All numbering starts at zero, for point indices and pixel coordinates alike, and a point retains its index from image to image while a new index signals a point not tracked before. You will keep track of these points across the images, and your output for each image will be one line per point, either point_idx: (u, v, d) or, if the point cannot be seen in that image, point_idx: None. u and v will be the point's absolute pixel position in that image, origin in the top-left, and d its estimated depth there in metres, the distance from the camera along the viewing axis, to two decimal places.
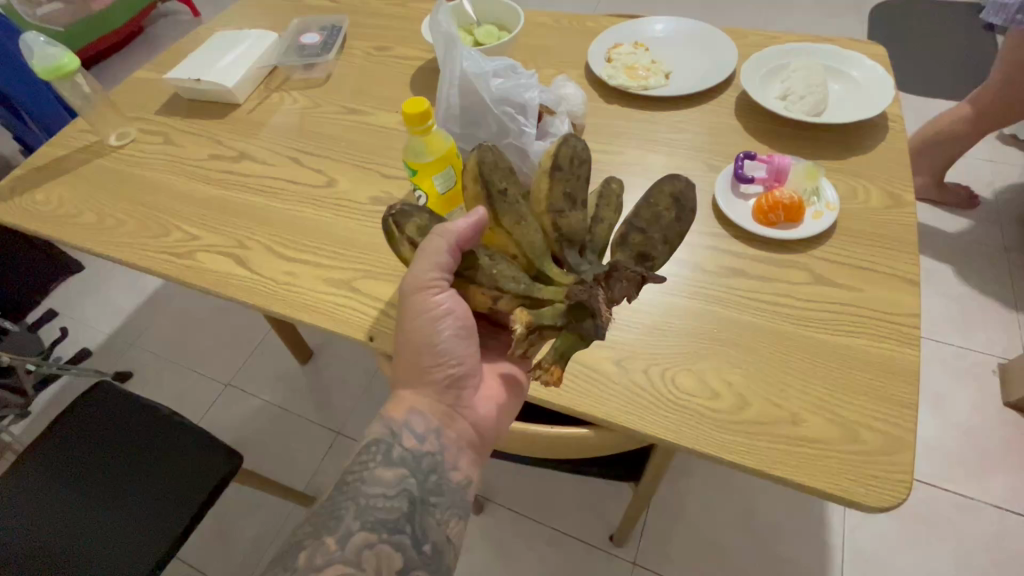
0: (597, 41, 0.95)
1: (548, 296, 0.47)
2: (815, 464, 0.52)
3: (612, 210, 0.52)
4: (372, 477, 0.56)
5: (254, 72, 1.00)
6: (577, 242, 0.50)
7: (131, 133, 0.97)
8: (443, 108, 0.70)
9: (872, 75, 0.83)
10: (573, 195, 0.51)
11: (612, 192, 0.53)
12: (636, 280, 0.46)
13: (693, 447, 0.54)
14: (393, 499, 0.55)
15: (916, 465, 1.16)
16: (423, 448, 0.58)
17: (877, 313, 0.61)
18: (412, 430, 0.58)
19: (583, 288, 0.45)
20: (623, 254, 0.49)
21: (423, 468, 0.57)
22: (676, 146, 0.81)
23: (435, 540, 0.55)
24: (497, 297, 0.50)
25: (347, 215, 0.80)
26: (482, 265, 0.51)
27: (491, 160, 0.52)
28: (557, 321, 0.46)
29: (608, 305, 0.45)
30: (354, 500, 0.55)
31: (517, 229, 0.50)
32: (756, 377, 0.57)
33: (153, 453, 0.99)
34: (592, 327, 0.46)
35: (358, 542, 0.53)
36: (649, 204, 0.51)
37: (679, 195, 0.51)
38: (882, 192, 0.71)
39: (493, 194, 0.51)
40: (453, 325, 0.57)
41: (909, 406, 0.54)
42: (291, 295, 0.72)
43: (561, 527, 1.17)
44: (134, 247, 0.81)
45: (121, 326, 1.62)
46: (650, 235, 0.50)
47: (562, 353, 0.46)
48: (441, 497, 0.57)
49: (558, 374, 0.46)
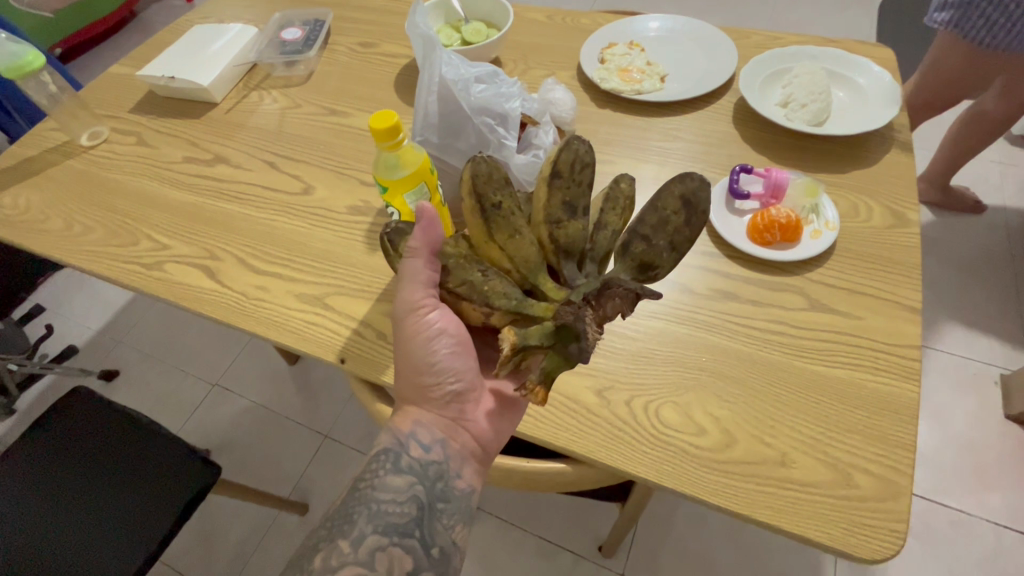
0: (589, 41, 0.91)
1: (537, 312, 0.44)
2: (804, 510, 0.48)
3: (618, 214, 0.48)
4: (383, 481, 0.52)
5: (232, 70, 0.96)
6: (576, 254, 0.47)
7: (103, 132, 0.93)
8: (420, 118, 0.64)
9: (879, 82, 0.78)
10: (573, 203, 0.48)
11: (619, 194, 0.49)
12: (629, 297, 0.42)
13: (676, 487, 0.51)
14: (403, 503, 0.52)
15: (916, 479, 1.12)
16: (431, 457, 0.54)
17: (875, 343, 0.57)
18: (417, 440, 0.54)
19: (569, 309, 0.41)
20: (623, 266, 0.46)
21: (431, 474, 0.53)
22: (670, 155, 0.77)
23: (443, 543, 0.52)
24: (489, 313, 0.45)
25: (323, 225, 0.76)
26: (473, 282, 0.45)
27: (485, 174, 0.47)
28: (544, 342, 0.42)
29: (597, 327, 0.41)
30: (365, 503, 0.51)
31: (512, 243, 0.46)
32: (745, 413, 0.54)
33: (133, 461, 0.95)
34: (577, 350, 0.41)
35: (370, 545, 0.49)
36: (656, 208, 0.47)
37: (690, 198, 0.47)
38: (885, 210, 0.67)
39: (487, 209, 0.46)
40: (447, 340, 0.54)
41: (907, 449, 0.51)
42: (261, 311, 0.69)
43: (549, 537, 1.15)
44: (102, 256, 0.78)
45: (107, 323, 1.59)
46: (655, 242, 0.46)
47: (545, 375, 0.42)
48: (448, 502, 0.53)
49: (542, 396, 0.42)
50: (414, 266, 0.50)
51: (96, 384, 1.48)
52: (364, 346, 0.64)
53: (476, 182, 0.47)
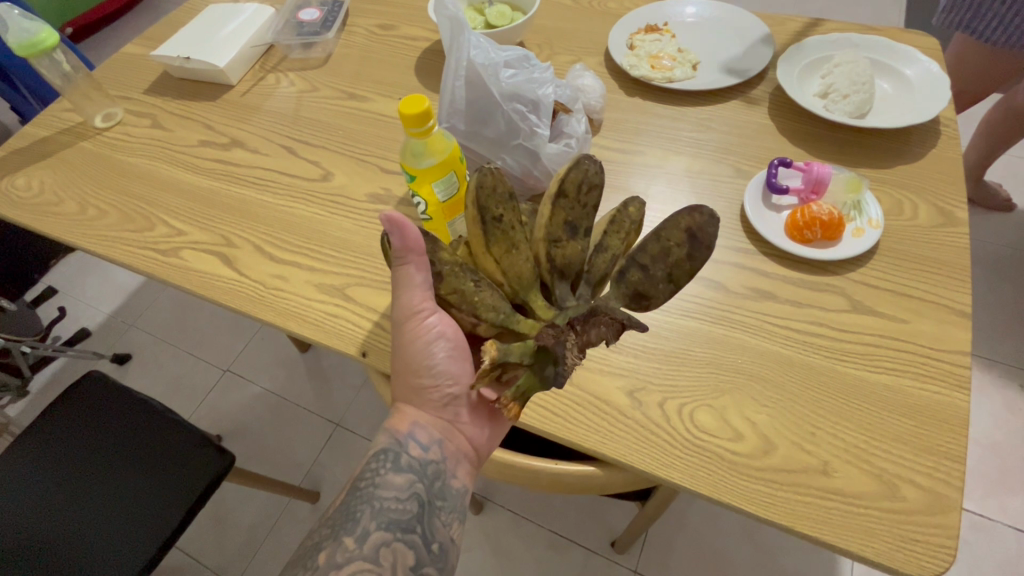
0: (619, 26, 0.87)
1: (522, 328, 0.45)
2: (848, 522, 0.47)
3: (620, 239, 0.47)
4: (382, 479, 0.51)
5: (249, 51, 0.93)
6: (571, 275, 0.46)
7: (117, 114, 0.91)
8: (448, 102, 0.62)
9: (925, 74, 0.75)
10: (575, 224, 0.47)
11: (626, 217, 0.47)
12: (614, 326, 0.44)
13: (712, 495, 0.49)
14: (403, 500, 0.50)
15: (965, 492, 1.08)
16: (429, 456, 0.52)
17: (922, 348, 0.55)
18: (415, 440, 0.53)
19: (551, 332, 0.42)
20: (614, 293, 0.45)
21: (429, 472, 0.52)
22: (702, 146, 0.74)
23: (442, 540, 0.50)
24: (476, 324, 0.45)
25: (342, 213, 0.74)
26: (464, 291, 0.45)
27: (488, 184, 0.45)
28: (524, 359, 0.42)
29: (577, 352, 0.42)
30: (366, 501, 0.50)
31: (507, 257, 0.46)
32: (784, 418, 0.52)
33: (146, 449, 0.94)
34: (553, 373, 0.42)
35: (374, 541, 0.48)
36: (658, 239, 0.45)
37: (697, 230, 0.44)
38: (931, 208, 0.64)
39: (487, 221, 0.45)
40: (445, 343, 0.53)
41: (957, 461, 0.48)
42: (279, 301, 0.67)
43: (561, 531, 1.14)
44: (116, 241, 0.76)
45: (118, 306, 1.58)
46: (653, 274, 0.45)
47: (519, 393, 0.42)
48: (446, 499, 0.52)
49: (516, 411, 0.43)
50: (408, 274, 0.48)
51: (109, 367, 1.47)
52: (385, 340, 0.62)
53: (479, 193, 0.45)
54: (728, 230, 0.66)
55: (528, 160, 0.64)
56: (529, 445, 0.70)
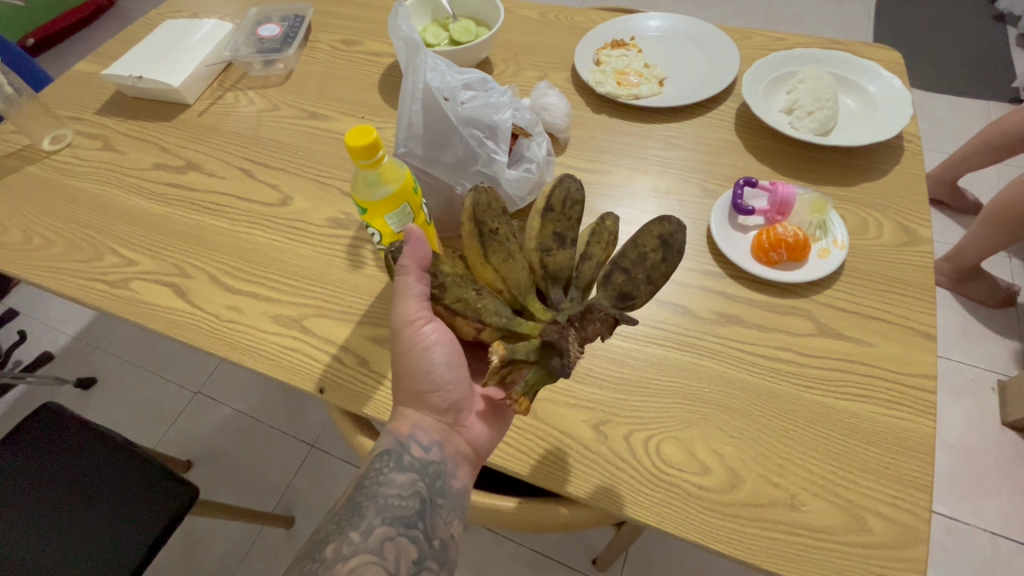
0: (584, 41, 0.86)
1: (525, 329, 0.42)
2: (814, 557, 0.46)
3: (602, 247, 0.46)
4: (384, 477, 0.49)
5: (205, 69, 0.90)
6: (563, 279, 0.45)
7: (67, 135, 0.88)
8: (404, 128, 0.59)
9: (888, 91, 0.74)
10: (563, 234, 0.46)
11: (604, 230, 0.47)
12: (608, 321, 0.42)
13: (679, 533, 0.48)
14: (405, 497, 0.48)
15: (937, 496, 1.09)
16: (430, 456, 0.50)
17: (885, 371, 0.54)
18: (416, 440, 0.50)
19: (555, 326, 0.40)
20: (601, 294, 0.43)
21: (430, 471, 0.49)
22: (669, 164, 0.73)
23: (443, 536, 0.48)
24: (480, 330, 0.43)
25: (301, 239, 0.72)
26: (467, 300, 0.43)
27: (484, 202, 0.47)
28: (529, 356, 0.40)
29: (580, 346, 0.40)
30: (370, 497, 0.48)
31: (504, 265, 0.45)
32: (751, 449, 0.51)
33: (99, 481, 0.88)
34: (559, 365, 0.39)
35: (378, 536, 0.46)
36: (635, 245, 0.45)
37: (667, 238, 0.46)
38: (895, 227, 0.64)
39: (484, 233, 0.45)
40: (444, 349, 0.50)
41: (924, 491, 0.48)
42: (234, 335, 0.64)
43: (541, 549, 1.10)
44: (63, 273, 0.72)
45: (82, 328, 1.51)
46: (635, 276, 0.44)
47: (529, 387, 0.40)
48: (447, 498, 0.49)
49: (526, 407, 0.40)
50: (405, 283, 0.47)
51: (73, 393, 1.41)
52: (347, 376, 0.60)
53: (475, 210, 0.46)
54: (695, 252, 0.65)
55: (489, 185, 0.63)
56: (498, 478, 0.68)
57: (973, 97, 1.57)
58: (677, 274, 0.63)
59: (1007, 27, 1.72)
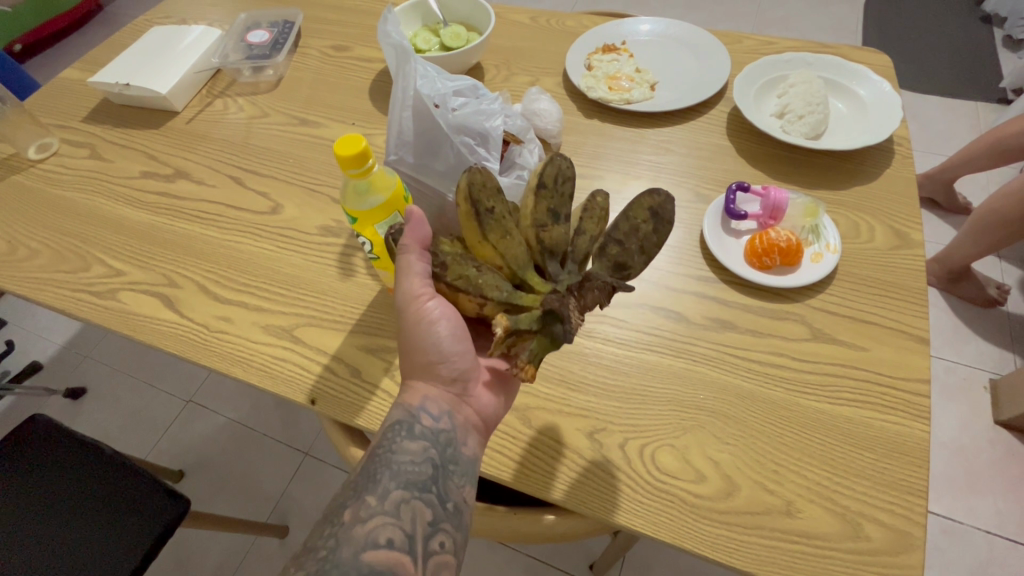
0: (575, 46, 0.86)
1: (524, 301, 0.43)
2: (809, 563, 0.45)
3: (595, 223, 0.46)
4: (396, 445, 0.47)
5: (194, 76, 0.89)
6: (559, 253, 0.45)
7: (53, 144, 0.86)
8: (394, 134, 0.58)
9: (878, 93, 0.75)
10: (557, 211, 0.46)
11: (596, 206, 0.47)
12: (606, 288, 0.43)
13: (676, 543, 0.47)
14: (418, 463, 0.47)
15: (931, 496, 1.09)
16: (440, 425, 0.48)
17: (879, 375, 0.54)
18: (426, 411, 0.49)
19: (555, 296, 0.41)
20: (597, 266, 0.44)
21: (441, 440, 0.48)
22: (662, 169, 0.73)
23: (457, 500, 0.47)
24: (483, 304, 0.43)
25: (292, 247, 0.71)
26: (468, 276, 0.43)
27: (479, 180, 0.44)
28: (532, 325, 0.41)
29: (580, 313, 0.42)
30: (384, 464, 0.46)
31: (503, 242, 0.44)
32: (745, 456, 0.51)
33: (92, 495, 0.86)
34: (562, 331, 0.41)
35: (394, 499, 0.45)
36: (627, 217, 0.45)
37: (658, 209, 0.45)
38: (887, 230, 0.64)
39: (481, 213, 0.44)
40: (450, 322, 0.49)
41: (920, 496, 0.47)
42: (224, 346, 0.63)
43: (538, 554, 1.09)
44: (49, 284, 0.71)
45: (71, 337, 1.49)
46: (628, 247, 0.44)
47: (534, 354, 0.41)
48: (459, 464, 0.48)
49: (532, 374, 0.41)
50: (409, 262, 0.47)
51: (62, 403, 1.39)
52: (338, 385, 0.59)
53: (470, 188, 0.44)
54: (689, 257, 0.65)
55: None
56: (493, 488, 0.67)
57: (961, 98, 1.58)
58: (671, 280, 0.63)
59: (994, 28, 1.74)
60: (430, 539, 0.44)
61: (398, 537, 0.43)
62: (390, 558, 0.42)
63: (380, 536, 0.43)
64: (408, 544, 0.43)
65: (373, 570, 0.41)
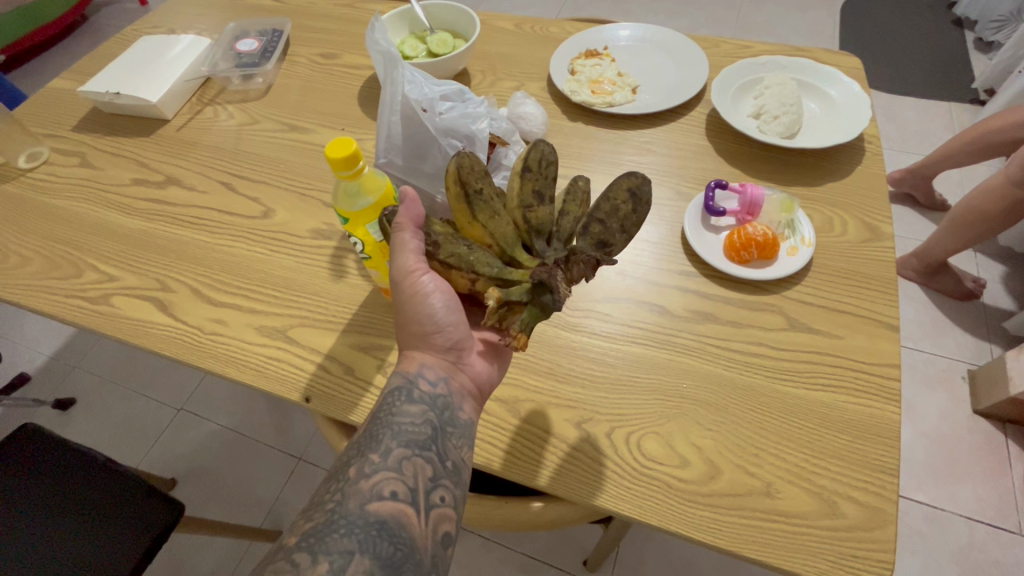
0: (558, 52, 0.88)
1: (515, 276, 0.45)
2: (789, 543, 0.47)
3: (578, 205, 0.49)
4: (396, 407, 0.49)
5: (183, 85, 0.91)
6: (545, 232, 0.47)
7: (43, 153, 0.87)
8: (384, 138, 0.61)
9: (849, 93, 0.78)
10: (542, 192, 0.48)
11: (578, 189, 0.50)
12: (591, 262, 0.45)
13: (662, 525, 0.49)
14: (418, 423, 0.48)
15: (913, 484, 1.12)
16: (438, 390, 0.51)
17: (853, 362, 0.57)
18: (424, 377, 0.51)
19: (543, 268, 0.43)
20: (581, 242, 0.46)
21: (439, 404, 0.50)
22: (643, 169, 0.75)
23: (455, 459, 0.48)
24: (475, 281, 0.46)
25: (284, 250, 0.72)
26: (460, 253, 0.46)
27: (467, 164, 0.47)
28: (522, 296, 0.44)
29: (568, 285, 0.44)
30: (385, 424, 0.48)
31: (492, 221, 0.46)
32: (727, 441, 0.53)
33: (85, 501, 0.86)
34: (551, 301, 0.43)
35: (396, 456, 0.46)
36: (607, 198, 0.48)
37: (636, 191, 0.48)
38: (860, 224, 0.67)
39: (470, 194, 0.46)
40: (444, 295, 0.51)
41: (891, 474, 0.50)
42: (218, 348, 0.64)
43: (532, 552, 1.10)
44: (41, 291, 0.72)
45: (59, 348, 1.48)
46: (610, 225, 0.47)
47: (524, 323, 0.44)
48: (456, 426, 0.50)
49: (523, 342, 0.44)
50: (403, 239, 0.49)
51: (50, 414, 1.38)
52: (332, 382, 0.61)
53: (459, 172, 0.46)
54: (671, 252, 0.67)
55: None
56: (490, 480, 0.69)
57: (934, 99, 1.63)
58: (653, 275, 0.65)
59: (965, 31, 1.80)
60: (431, 493, 0.46)
61: (401, 491, 0.44)
62: (395, 509, 0.43)
63: (384, 490, 0.44)
64: (411, 496, 0.45)
65: (379, 520, 0.42)
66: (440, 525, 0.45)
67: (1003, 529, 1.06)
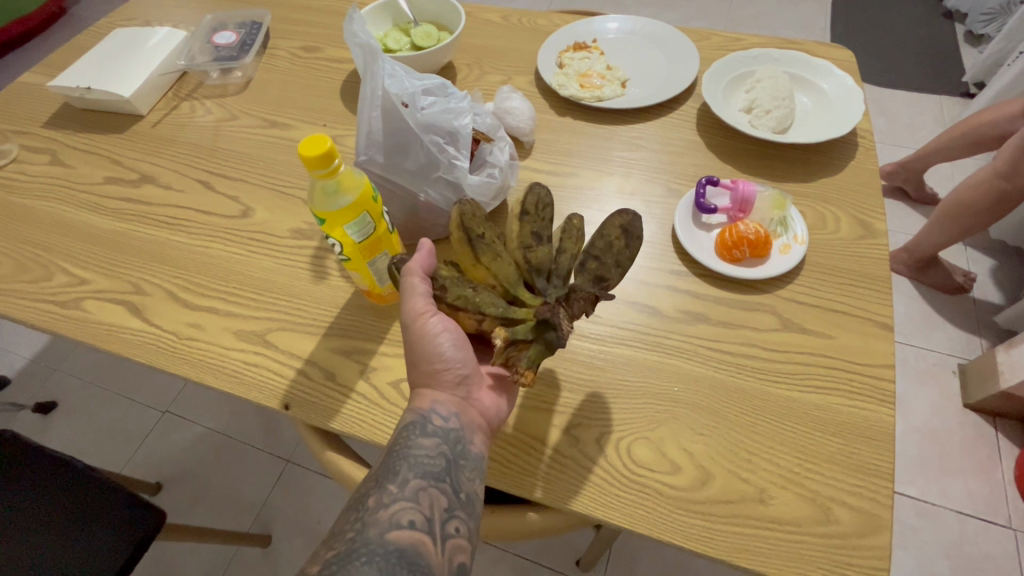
0: (546, 45, 0.86)
1: (520, 314, 0.45)
2: (781, 550, 0.46)
3: (574, 242, 0.49)
4: (410, 440, 0.47)
5: (158, 79, 0.87)
6: (544, 270, 0.47)
7: (12, 151, 0.84)
8: (363, 134, 0.59)
9: (842, 88, 0.77)
10: (540, 233, 0.48)
11: (573, 227, 0.49)
12: (590, 298, 0.45)
13: (651, 533, 0.48)
14: (432, 455, 0.46)
15: (905, 480, 1.12)
16: (450, 425, 0.48)
17: (845, 363, 0.56)
18: (435, 412, 0.48)
19: (546, 306, 0.44)
20: (580, 278, 0.46)
21: (452, 437, 0.48)
22: (633, 166, 0.73)
23: (471, 491, 0.46)
24: (481, 321, 0.45)
25: (263, 252, 0.70)
26: (465, 296, 0.45)
27: (468, 211, 0.48)
28: (527, 334, 0.44)
29: (570, 322, 0.44)
30: (401, 456, 0.46)
31: (494, 263, 0.46)
32: (721, 446, 0.51)
33: (60, 510, 0.83)
34: (555, 338, 0.43)
35: (413, 486, 0.44)
36: (602, 235, 0.48)
37: (627, 228, 0.48)
38: (852, 221, 0.66)
39: (473, 238, 0.46)
40: (452, 333, 0.49)
41: (885, 478, 0.49)
42: (194, 353, 0.62)
43: (525, 553, 1.09)
44: (9, 295, 0.69)
45: (39, 351, 1.45)
46: (606, 262, 0.47)
47: (531, 361, 0.43)
48: (469, 458, 0.48)
49: (531, 379, 0.43)
50: (411, 284, 0.49)
51: (31, 419, 1.34)
52: (313, 390, 0.58)
53: (462, 218, 0.47)
54: (662, 251, 0.66)
55: (451, 191, 0.62)
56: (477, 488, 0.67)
57: (926, 92, 1.63)
58: (643, 274, 0.63)
59: (955, 24, 1.80)
60: (446, 524, 0.44)
61: (418, 519, 0.43)
62: (414, 538, 0.42)
63: (402, 519, 0.43)
64: (428, 525, 0.43)
65: (398, 548, 0.41)
66: (456, 555, 0.43)
67: (994, 523, 1.06)
